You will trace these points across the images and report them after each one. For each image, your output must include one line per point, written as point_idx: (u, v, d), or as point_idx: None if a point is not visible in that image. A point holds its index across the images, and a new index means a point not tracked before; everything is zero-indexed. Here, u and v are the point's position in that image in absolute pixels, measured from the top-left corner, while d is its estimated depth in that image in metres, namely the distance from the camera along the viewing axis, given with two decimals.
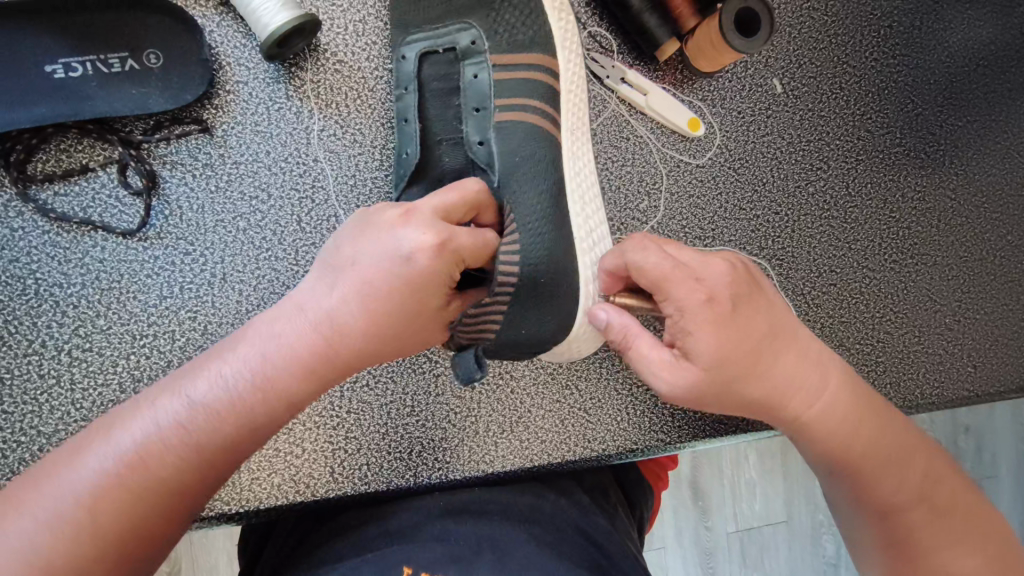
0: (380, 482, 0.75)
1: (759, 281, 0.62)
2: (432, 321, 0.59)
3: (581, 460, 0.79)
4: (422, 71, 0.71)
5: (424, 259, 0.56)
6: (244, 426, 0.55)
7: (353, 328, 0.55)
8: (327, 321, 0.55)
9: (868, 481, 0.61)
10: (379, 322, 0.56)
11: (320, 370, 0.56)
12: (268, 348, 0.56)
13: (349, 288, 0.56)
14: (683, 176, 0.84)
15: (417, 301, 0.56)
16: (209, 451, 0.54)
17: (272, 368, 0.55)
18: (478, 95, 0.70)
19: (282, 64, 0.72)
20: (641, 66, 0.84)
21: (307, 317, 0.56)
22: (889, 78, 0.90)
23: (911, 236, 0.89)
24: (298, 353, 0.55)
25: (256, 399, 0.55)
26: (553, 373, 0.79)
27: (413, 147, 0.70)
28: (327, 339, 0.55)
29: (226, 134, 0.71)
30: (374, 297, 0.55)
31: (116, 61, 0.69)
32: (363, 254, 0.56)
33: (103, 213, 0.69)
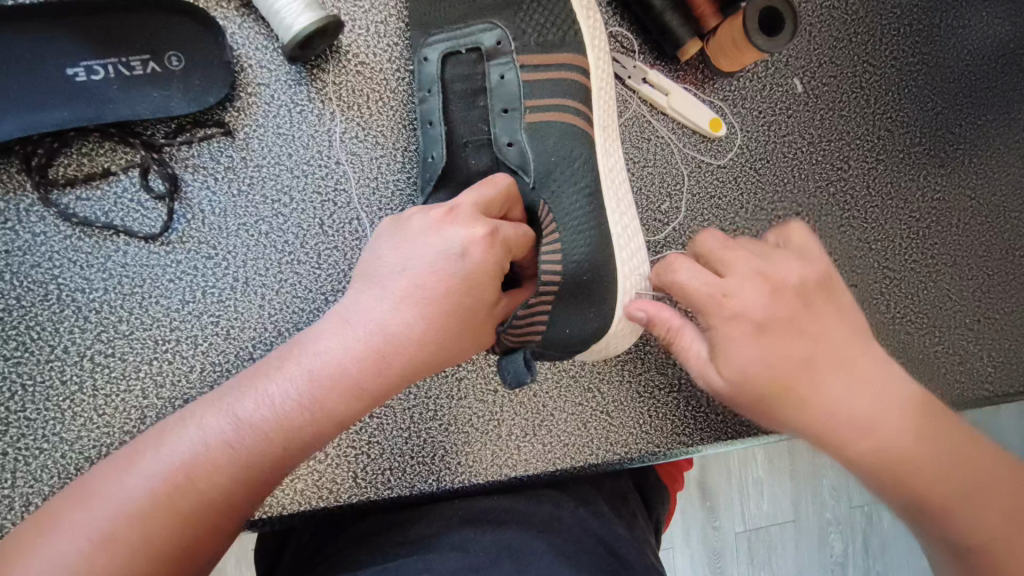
0: (403, 487, 0.74)
1: (805, 297, 0.59)
2: (476, 330, 0.60)
3: (604, 464, 0.79)
4: (449, 71, 0.71)
5: (472, 261, 0.58)
6: (292, 441, 0.54)
7: (402, 338, 0.56)
8: (378, 332, 0.56)
9: (942, 513, 0.56)
10: (430, 331, 0.56)
11: (369, 384, 0.55)
12: (317, 362, 0.55)
13: (399, 296, 0.56)
14: (704, 177, 0.84)
15: (463, 308, 0.57)
16: (257, 466, 0.53)
17: (322, 382, 0.54)
18: (505, 96, 0.69)
19: (304, 66, 0.71)
20: (662, 66, 0.84)
21: (357, 328, 0.56)
22: (909, 77, 0.89)
23: (932, 236, 0.89)
24: (350, 367, 0.55)
25: (305, 415, 0.54)
26: (576, 376, 0.79)
27: (438, 150, 0.70)
28: (378, 351, 0.55)
29: (248, 137, 0.70)
30: (425, 304, 0.56)
31: (138, 64, 0.69)
32: (411, 260, 0.58)
33: (125, 217, 0.68)
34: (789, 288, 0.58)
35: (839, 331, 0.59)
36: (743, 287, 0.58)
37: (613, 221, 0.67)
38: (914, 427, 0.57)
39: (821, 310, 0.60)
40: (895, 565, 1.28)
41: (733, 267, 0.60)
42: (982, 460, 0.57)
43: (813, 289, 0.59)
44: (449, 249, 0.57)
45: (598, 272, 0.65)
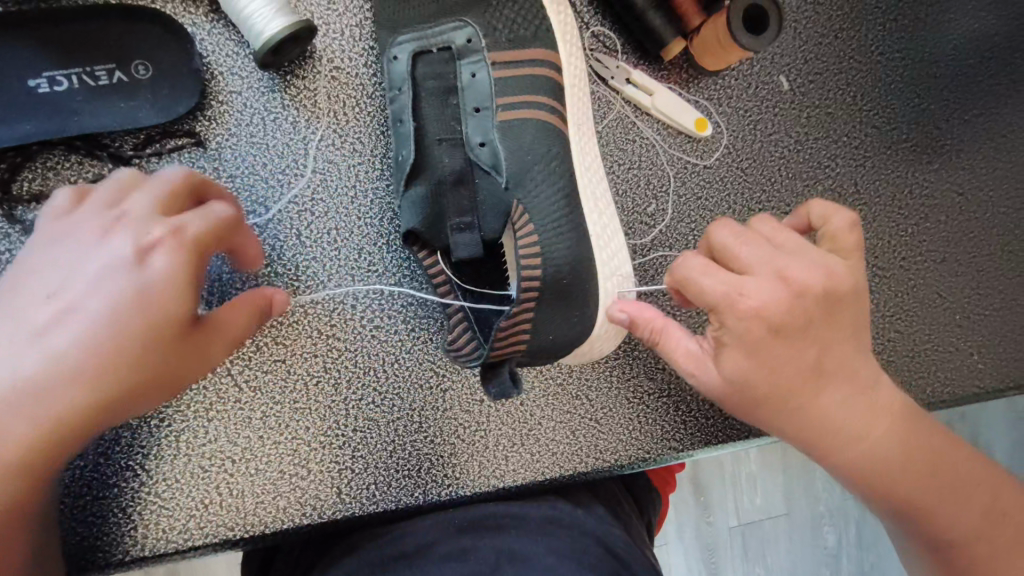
0: (389, 501, 0.72)
1: (836, 302, 0.56)
2: (177, 353, 0.55)
3: (593, 471, 0.77)
4: (421, 70, 0.69)
5: (170, 265, 0.53)
6: (46, 447, 0.53)
7: (83, 354, 0.52)
8: (82, 341, 0.52)
9: (923, 511, 0.58)
10: (117, 347, 0.53)
11: (99, 399, 0.53)
12: (65, 368, 0.52)
13: (72, 300, 0.53)
14: (691, 177, 0.82)
15: (112, 330, 0.52)
16: (32, 467, 0.54)
17: (51, 384, 0.52)
18: (477, 95, 0.68)
19: (277, 73, 0.69)
20: (646, 66, 0.82)
21: (76, 329, 0.52)
22: (892, 72, 0.88)
23: (920, 233, 0.88)
24: (78, 374, 0.52)
25: (38, 427, 0.52)
26: (562, 384, 0.77)
27: (409, 147, 0.67)
28: (75, 366, 0.52)
29: (220, 148, 0.68)
30: (89, 309, 0.52)
31: (103, 73, 0.66)
32: (121, 254, 0.53)
33: None
34: (817, 298, 0.55)
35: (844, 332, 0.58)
36: (761, 290, 0.54)
37: (592, 220, 0.67)
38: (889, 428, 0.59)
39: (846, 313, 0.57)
40: (887, 558, 1.28)
41: (751, 263, 0.55)
42: (955, 454, 0.60)
43: (836, 295, 0.56)
44: (127, 251, 0.53)
45: (581, 282, 0.63)
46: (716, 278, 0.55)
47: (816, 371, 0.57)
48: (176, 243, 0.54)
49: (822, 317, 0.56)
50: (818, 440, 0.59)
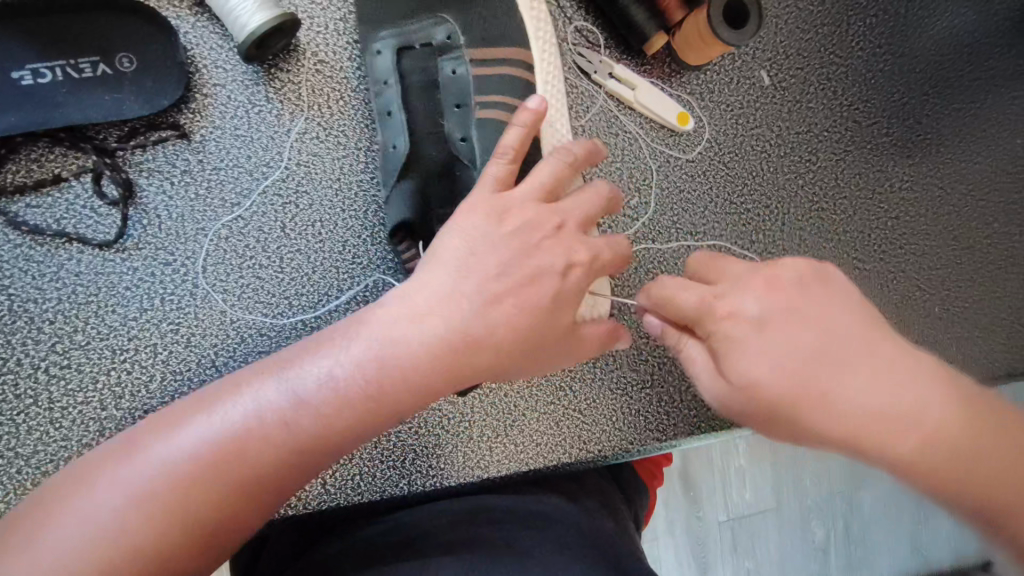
0: (374, 491, 0.73)
1: (815, 282, 0.58)
2: (485, 379, 0.58)
3: (578, 462, 0.78)
4: (405, 64, 0.70)
5: (463, 336, 0.55)
6: (216, 512, 0.51)
7: (358, 392, 0.54)
8: (335, 390, 0.54)
9: (1006, 503, 0.50)
10: (381, 394, 0.54)
11: (321, 445, 0.54)
12: (221, 438, 0.52)
13: (355, 361, 0.54)
14: (673, 171, 0.83)
15: (421, 368, 0.55)
16: (187, 534, 0.50)
17: (271, 442, 0.52)
18: (458, 91, 0.68)
19: (262, 66, 0.70)
20: (629, 60, 0.83)
21: (310, 382, 0.54)
22: (873, 67, 0.90)
23: (900, 226, 0.89)
24: (295, 429, 0.53)
25: (254, 478, 0.52)
26: (547, 375, 0.78)
27: (401, 140, 0.68)
28: (329, 407, 0.54)
29: (204, 140, 0.69)
30: (364, 371, 0.54)
31: (87, 66, 0.67)
32: (411, 317, 0.56)
33: (78, 224, 0.66)
34: (795, 280, 0.58)
35: (869, 328, 0.55)
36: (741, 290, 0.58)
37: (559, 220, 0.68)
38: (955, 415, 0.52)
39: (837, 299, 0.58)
40: (872, 549, 1.30)
41: (727, 274, 0.61)
42: None
43: (813, 276, 0.58)
44: (463, 301, 0.56)
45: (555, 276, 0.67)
46: (692, 292, 0.59)
47: (833, 351, 0.54)
48: (474, 325, 0.56)
49: (803, 288, 0.57)
50: (860, 429, 0.53)
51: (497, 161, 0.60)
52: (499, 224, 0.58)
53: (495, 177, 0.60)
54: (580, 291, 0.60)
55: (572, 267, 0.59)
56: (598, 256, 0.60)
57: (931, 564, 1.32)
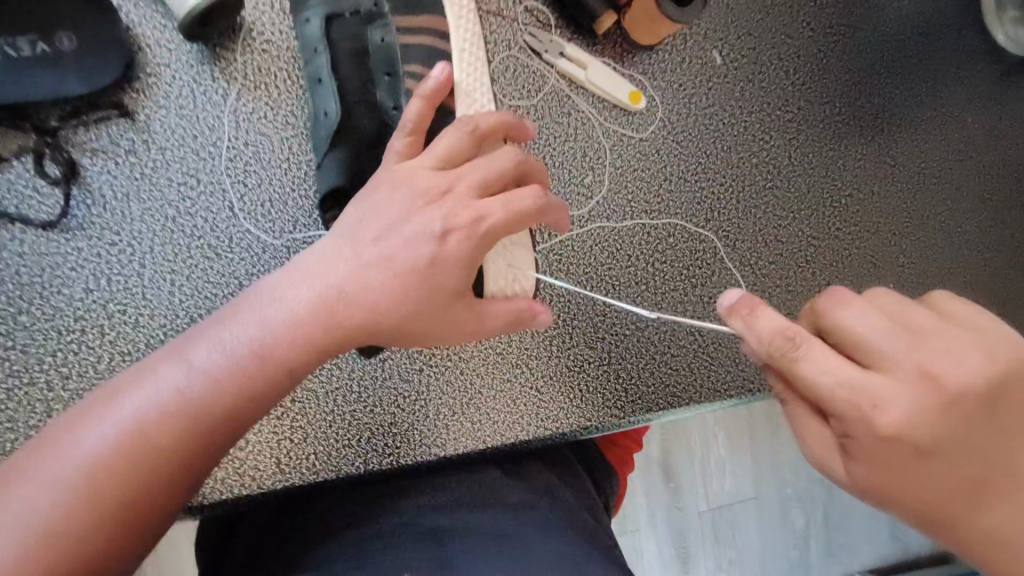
0: (329, 471, 0.73)
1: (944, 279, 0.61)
2: (448, 311, 0.59)
3: (536, 440, 0.78)
4: (335, 31, 0.72)
5: (367, 296, 0.56)
6: (136, 490, 0.48)
7: (272, 355, 0.53)
8: (247, 354, 0.53)
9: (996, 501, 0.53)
10: (293, 354, 0.54)
11: (236, 410, 0.52)
12: (130, 414, 0.49)
13: (263, 327, 0.54)
14: (627, 150, 0.84)
15: (329, 328, 0.55)
16: (105, 516, 0.47)
17: (179, 411, 0.50)
18: (385, 59, 0.72)
19: (206, 45, 0.70)
20: (580, 40, 0.84)
21: (217, 353, 0.52)
22: (824, 47, 0.91)
23: (853, 204, 0.91)
24: (209, 396, 0.51)
25: (169, 449, 0.49)
26: (503, 353, 0.78)
27: (332, 104, 0.70)
28: (243, 371, 0.52)
29: (149, 119, 0.69)
30: (275, 335, 0.54)
31: (25, 45, 0.66)
32: (314, 284, 0.56)
33: (21, 204, 0.66)
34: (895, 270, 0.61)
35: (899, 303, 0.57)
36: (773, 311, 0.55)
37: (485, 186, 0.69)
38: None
39: (946, 426, 0.52)
40: (849, 534, 1.32)
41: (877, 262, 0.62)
42: None
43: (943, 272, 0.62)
44: (360, 266, 0.57)
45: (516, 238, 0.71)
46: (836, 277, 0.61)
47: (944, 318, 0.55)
48: (377, 283, 0.56)
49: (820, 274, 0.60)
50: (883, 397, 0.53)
51: (399, 134, 0.63)
52: (394, 197, 0.59)
53: (400, 150, 0.63)
54: (464, 258, 0.58)
55: (452, 229, 0.58)
56: (484, 220, 0.58)
57: (901, 545, 1.33)
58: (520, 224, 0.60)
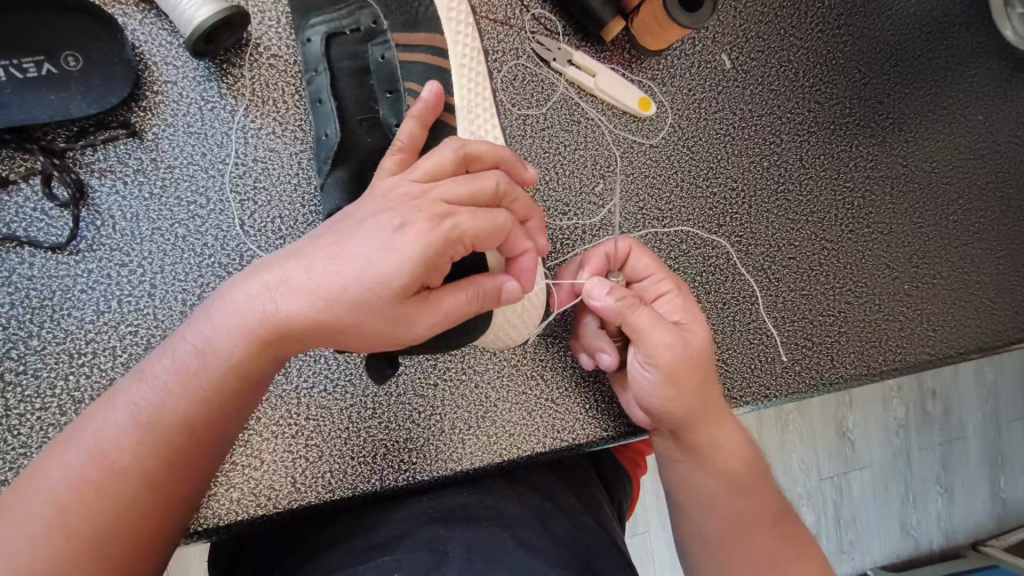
0: (345, 489, 0.72)
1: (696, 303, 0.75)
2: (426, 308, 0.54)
3: (551, 451, 0.78)
4: (335, 50, 0.71)
5: (311, 288, 0.52)
6: (112, 516, 0.47)
7: (224, 359, 0.52)
8: (199, 362, 0.52)
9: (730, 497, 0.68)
10: (246, 357, 0.52)
11: (197, 418, 0.51)
12: (91, 439, 0.49)
13: (213, 333, 0.52)
14: (638, 157, 0.83)
15: (280, 325, 0.52)
16: (89, 541, 0.46)
17: (138, 429, 0.49)
18: (387, 77, 0.72)
19: (213, 61, 0.70)
20: (588, 48, 0.84)
21: (169, 365, 0.52)
22: (833, 48, 0.90)
23: (865, 205, 0.90)
24: (166, 410, 0.50)
25: (134, 470, 0.48)
26: (517, 365, 0.78)
27: (331, 126, 0.70)
28: (197, 379, 0.52)
29: (156, 138, 0.68)
30: (225, 339, 0.52)
31: (32, 66, 0.67)
32: (260, 282, 0.53)
33: (29, 227, 0.66)
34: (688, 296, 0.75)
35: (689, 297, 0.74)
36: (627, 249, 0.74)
37: None
38: (747, 466, 0.70)
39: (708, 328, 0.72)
40: (865, 534, 1.29)
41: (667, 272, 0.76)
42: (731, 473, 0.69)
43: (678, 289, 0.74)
44: (309, 256, 0.53)
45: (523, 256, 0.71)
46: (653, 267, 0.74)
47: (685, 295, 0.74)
48: (318, 277, 0.52)
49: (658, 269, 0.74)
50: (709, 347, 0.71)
51: (391, 152, 0.61)
52: (365, 202, 0.56)
53: (391, 169, 0.60)
54: (420, 256, 0.52)
55: (412, 231, 0.52)
56: (450, 224, 0.53)
57: (917, 544, 1.31)
58: (487, 237, 0.55)
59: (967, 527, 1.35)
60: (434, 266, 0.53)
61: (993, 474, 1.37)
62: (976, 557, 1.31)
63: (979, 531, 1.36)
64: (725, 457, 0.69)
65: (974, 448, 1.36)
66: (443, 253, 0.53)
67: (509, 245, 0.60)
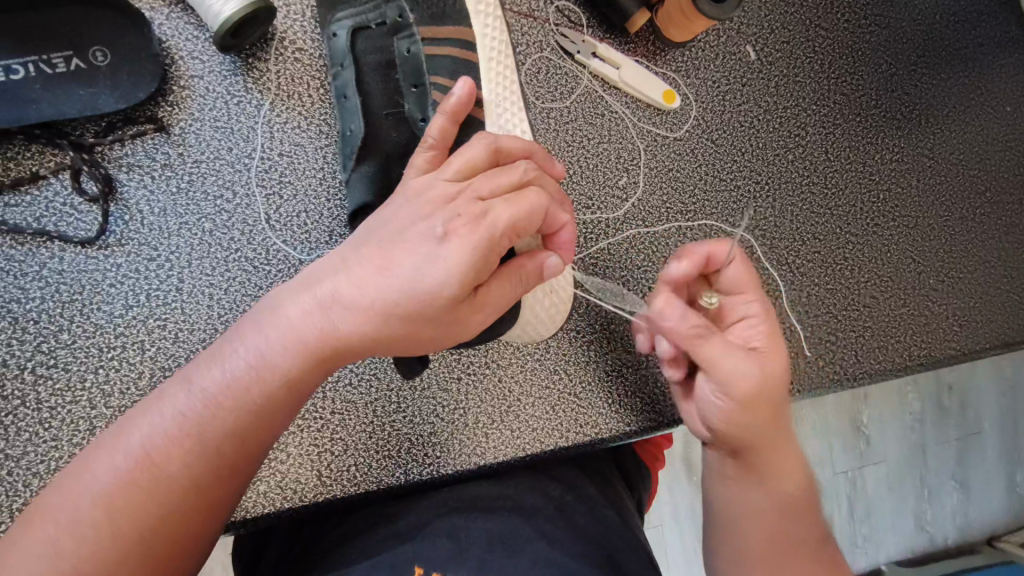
0: (370, 483, 0.72)
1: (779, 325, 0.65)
2: (466, 314, 0.54)
3: (574, 446, 0.77)
4: (361, 43, 0.70)
5: (364, 305, 0.52)
6: (159, 520, 0.48)
7: (276, 372, 0.52)
8: (252, 374, 0.52)
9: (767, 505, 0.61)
10: (290, 365, 0.52)
11: (246, 430, 0.52)
12: (139, 443, 0.49)
13: (267, 344, 0.52)
14: (661, 150, 0.83)
15: (332, 341, 0.53)
16: (138, 544, 0.47)
17: (186, 439, 0.50)
18: (412, 72, 0.70)
19: (239, 56, 0.70)
20: (612, 40, 0.83)
21: (220, 375, 0.52)
22: (860, 38, 0.89)
23: (891, 198, 0.89)
24: (216, 421, 0.51)
25: (182, 479, 0.49)
26: (541, 359, 0.78)
27: (356, 122, 0.69)
28: (248, 392, 0.51)
29: (183, 132, 0.69)
30: (279, 352, 0.52)
31: (60, 61, 0.67)
32: (315, 294, 0.53)
33: (59, 221, 0.66)
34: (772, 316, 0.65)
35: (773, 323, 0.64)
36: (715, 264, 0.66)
37: None
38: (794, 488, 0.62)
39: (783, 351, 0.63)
40: (880, 529, 1.28)
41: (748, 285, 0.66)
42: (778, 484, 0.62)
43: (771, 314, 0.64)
44: (363, 270, 0.53)
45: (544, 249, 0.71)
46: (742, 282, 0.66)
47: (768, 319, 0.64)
48: (373, 294, 0.52)
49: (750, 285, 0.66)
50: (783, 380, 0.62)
51: (421, 148, 0.61)
52: (401, 205, 0.56)
53: (420, 166, 0.60)
54: (466, 261, 0.51)
55: (455, 236, 0.52)
56: (490, 219, 0.53)
57: (934, 539, 1.31)
58: (528, 221, 0.54)
59: (986, 522, 1.34)
60: (479, 272, 0.53)
61: (1012, 469, 1.36)
62: (995, 552, 1.29)
63: (997, 527, 1.35)
64: (772, 478, 0.62)
65: (992, 442, 1.35)
66: (487, 256, 0.52)
67: (548, 221, 0.59)
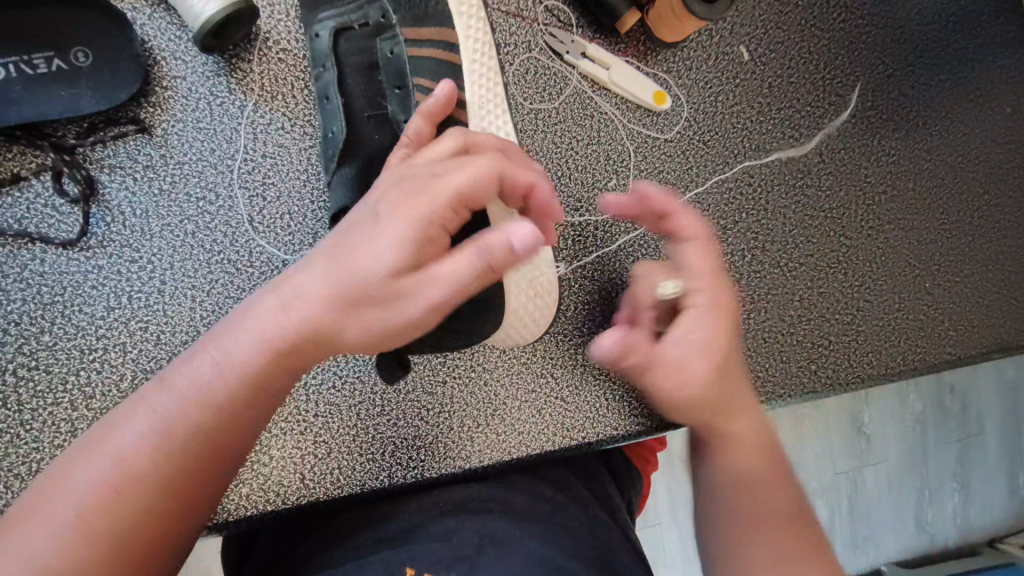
0: (353, 486, 0.72)
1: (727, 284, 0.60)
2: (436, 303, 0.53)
3: (560, 450, 0.77)
4: (343, 44, 0.70)
5: (330, 296, 0.51)
6: (137, 524, 0.47)
7: (244, 370, 0.51)
8: (219, 373, 0.51)
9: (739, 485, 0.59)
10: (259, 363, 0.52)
11: (219, 428, 0.51)
12: (113, 449, 0.49)
13: (240, 346, 0.51)
14: (651, 152, 0.82)
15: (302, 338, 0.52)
16: (117, 547, 0.46)
17: (163, 441, 0.49)
18: (395, 74, 0.70)
19: (222, 56, 0.70)
20: (602, 39, 0.82)
21: (189, 377, 0.51)
22: (856, 38, 0.87)
23: (886, 201, 0.87)
24: (187, 420, 0.50)
25: (156, 480, 0.48)
26: (527, 362, 0.77)
27: (338, 125, 0.69)
28: (217, 391, 0.51)
29: (166, 134, 0.68)
30: (247, 352, 0.51)
31: (42, 61, 0.66)
32: (281, 294, 0.53)
33: (41, 223, 0.66)
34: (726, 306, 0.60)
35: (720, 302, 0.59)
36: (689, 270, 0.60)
37: None
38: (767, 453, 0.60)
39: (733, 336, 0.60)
40: (878, 529, 1.24)
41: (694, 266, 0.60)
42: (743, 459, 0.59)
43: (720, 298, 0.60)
44: (328, 265, 0.53)
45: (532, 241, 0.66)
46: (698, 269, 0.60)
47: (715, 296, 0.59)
48: (337, 283, 0.51)
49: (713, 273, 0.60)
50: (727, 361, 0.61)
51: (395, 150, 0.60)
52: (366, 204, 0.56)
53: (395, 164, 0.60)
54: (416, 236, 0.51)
55: (401, 214, 0.52)
56: (436, 192, 0.52)
57: (933, 541, 1.26)
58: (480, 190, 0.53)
59: (991, 523, 1.29)
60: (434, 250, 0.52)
61: (1015, 473, 1.31)
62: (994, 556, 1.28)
63: (1002, 527, 1.30)
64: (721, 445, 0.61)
65: (994, 444, 1.29)
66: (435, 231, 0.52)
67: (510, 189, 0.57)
